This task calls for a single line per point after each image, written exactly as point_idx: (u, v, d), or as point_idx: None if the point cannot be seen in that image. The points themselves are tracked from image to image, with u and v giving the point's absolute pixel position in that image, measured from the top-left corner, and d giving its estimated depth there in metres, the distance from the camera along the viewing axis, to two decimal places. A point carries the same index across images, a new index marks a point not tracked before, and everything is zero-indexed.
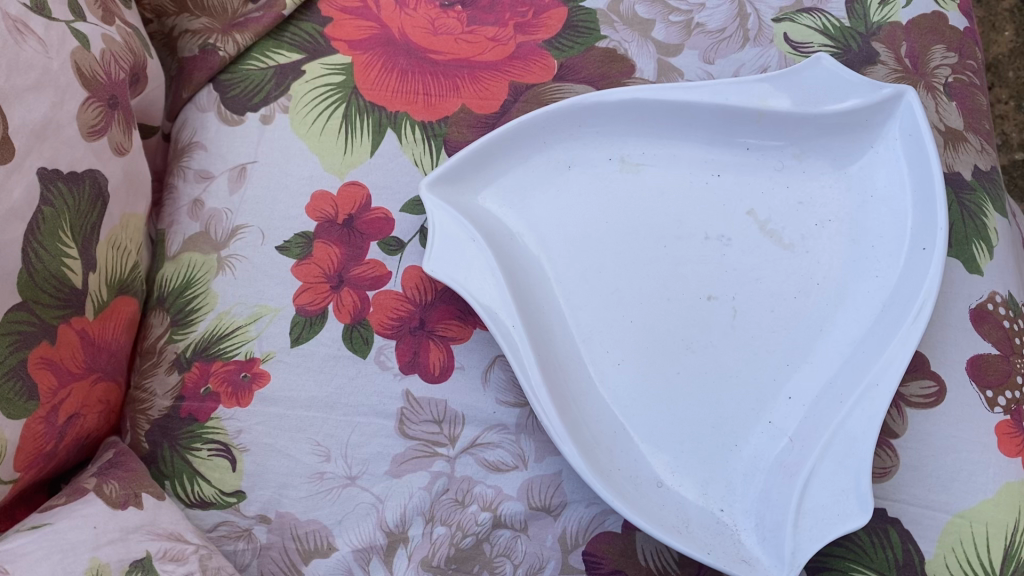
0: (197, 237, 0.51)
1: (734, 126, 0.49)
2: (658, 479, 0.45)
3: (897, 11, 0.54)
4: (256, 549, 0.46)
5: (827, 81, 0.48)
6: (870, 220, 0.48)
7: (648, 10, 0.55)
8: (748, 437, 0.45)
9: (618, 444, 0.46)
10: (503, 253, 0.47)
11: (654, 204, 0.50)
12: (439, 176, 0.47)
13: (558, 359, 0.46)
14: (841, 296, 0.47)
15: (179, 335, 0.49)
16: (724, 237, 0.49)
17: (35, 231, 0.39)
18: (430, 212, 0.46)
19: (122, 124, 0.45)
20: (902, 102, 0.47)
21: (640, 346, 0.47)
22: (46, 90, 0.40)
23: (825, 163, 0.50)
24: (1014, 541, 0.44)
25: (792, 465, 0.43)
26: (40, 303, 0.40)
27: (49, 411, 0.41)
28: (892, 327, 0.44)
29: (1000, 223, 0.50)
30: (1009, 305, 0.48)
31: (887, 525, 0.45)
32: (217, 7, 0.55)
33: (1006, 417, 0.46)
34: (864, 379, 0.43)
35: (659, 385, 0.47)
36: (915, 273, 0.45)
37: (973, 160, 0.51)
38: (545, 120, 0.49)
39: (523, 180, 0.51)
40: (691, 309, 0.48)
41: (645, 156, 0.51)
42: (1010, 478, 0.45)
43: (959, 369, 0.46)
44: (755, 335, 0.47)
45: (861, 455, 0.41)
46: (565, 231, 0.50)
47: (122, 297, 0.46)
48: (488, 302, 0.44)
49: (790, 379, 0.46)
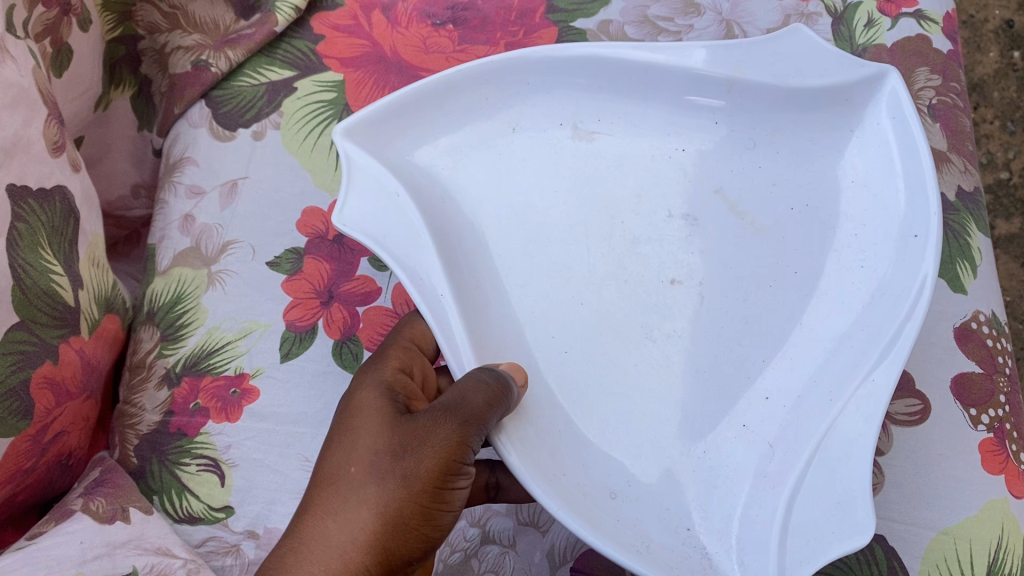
0: (187, 252, 0.52)
1: (695, 89, 0.49)
2: (611, 490, 0.41)
3: (882, 33, 0.55)
4: (243, 565, 0.45)
5: (806, 48, 0.47)
6: (850, 205, 0.47)
7: (638, 31, 0.56)
8: (723, 450, 0.43)
9: (571, 443, 0.43)
10: (433, 217, 0.45)
11: (603, 178, 0.50)
12: (358, 124, 0.45)
13: (496, 339, 0.44)
14: (823, 276, 0.46)
15: (169, 350, 0.49)
16: (690, 216, 0.49)
17: (17, 246, 0.39)
18: (343, 166, 0.44)
19: (68, 139, 0.46)
20: (885, 86, 0.46)
21: (588, 329, 0.46)
22: (19, 109, 0.40)
23: (792, 148, 0.49)
24: (997, 558, 0.44)
25: (766, 479, 0.41)
26: (36, 322, 0.40)
27: (38, 429, 0.41)
28: (882, 319, 0.42)
29: (983, 242, 0.51)
30: (992, 323, 0.49)
31: (873, 542, 0.45)
32: (209, 23, 0.56)
33: (989, 435, 0.46)
34: (855, 385, 0.40)
35: (609, 373, 0.45)
36: (909, 262, 0.43)
37: (957, 181, 0.52)
38: (486, 71, 0.48)
39: (467, 142, 0.50)
40: (654, 295, 0.47)
41: (600, 123, 0.51)
42: (994, 495, 0.45)
43: (943, 387, 0.47)
44: (721, 322, 0.46)
45: (860, 472, 0.38)
46: (512, 206, 0.49)
47: (108, 315, 0.48)
48: (412, 264, 0.41)
49: (765, 376, 0.45)
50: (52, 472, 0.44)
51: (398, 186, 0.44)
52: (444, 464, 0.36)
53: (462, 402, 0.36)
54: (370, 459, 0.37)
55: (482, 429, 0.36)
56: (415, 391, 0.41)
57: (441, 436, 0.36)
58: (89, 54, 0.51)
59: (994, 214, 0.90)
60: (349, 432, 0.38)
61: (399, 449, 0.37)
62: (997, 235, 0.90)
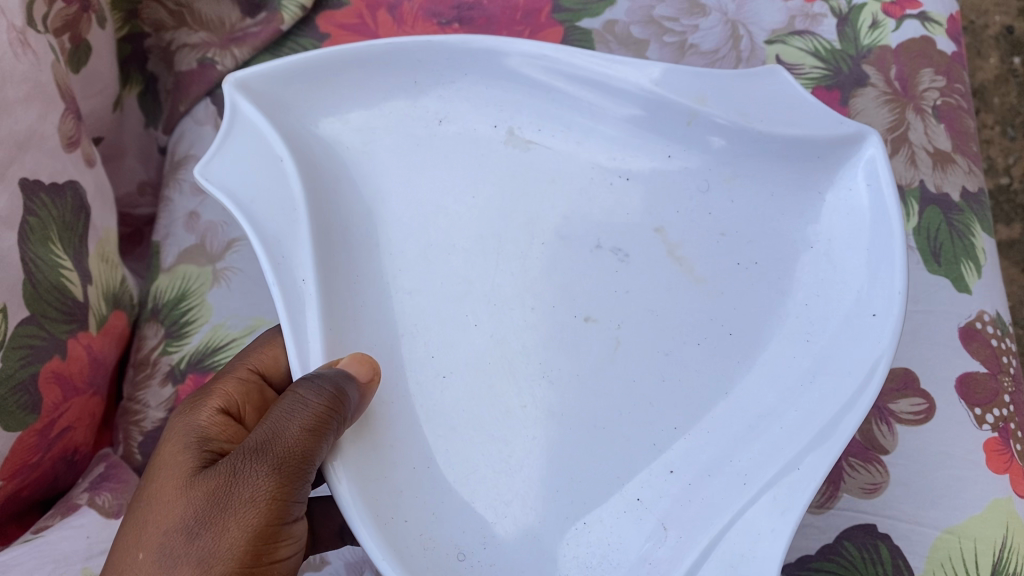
0: (192, 249, 0.52)
1: (662, 121, 0.43)
2: (457, 552, 0.35)
3: (887, 34, 0.55)
4: None
5: (771, 92, 0.41)
6: (805, 270, 0.41)
7: (643, 31, 0.56)
8: (599, 523, 0.37)
9: (433, 504, 0.36)
10: (320, 199, 0.41)
11: (524, 195, 0.44)
12: (256, 80, 0.41)
13: (364, 347, 0.39)
14: (760, 342, 0.40)
15: (174, 347, 0.49)
16: (622, 253, 0.43)
17: (27, 240, 0.39)
18: (226, 114, 0.40)
19: (83, 135, 0.46)
20: (864, 151, 0.40)
21: (479, 360, 0.40)
22: (35, 103, 0.40)
23: (759, 192, 0.42)
24: (1002, 558, 0.44)
25: (662, 563, 0.35)
26: (48, 316, 0.40)
27: (45, 424, 0.41)
28: (826, 400, 0.36)
29: (987, 243, 0.52)
30: (996, 323, 0.49)
31: (877, 540, 0.45)
32: (214, 22, 0.55)
33: (994, 434, 0.46)
34: (777, 462, 0.35)
35: (490, 418, 0.39)
36: (864, 342, 0.37)
37: (961, 182, 0.52)
38: (413, 56, 0.43)
39: (382, 126, 0.44)
40: (569, 335, 0.41)
41: (540, 133, 0.45)
42: (999, 494, 0.45)
43: (948, 386, 0.47)
44: (636, 374, 0.40)
45: (766, 555, 0.32)
46: (420, 208, 0.43)
47: (115, 311, 0.48)
48: (273, 234, 0.38)
49: (672, 448, 0.38)
50: (58, 467, 0.44)
51: (284, 150, 0.40)
52: (262, 525, 0.31)
53: (275, 437, 0.32)
54: (166, 536, 0.31)
55: (310, 464, 0.32)
56: (239, 427, 0.36)
57: (244, 490, 0.31)
58: (104, 53, 0.51)
59: (995, 220, 0.89)
60: (151, 492, 0.33)
61: (202, 522, 0.31)
62: (998, 241, 0.89)
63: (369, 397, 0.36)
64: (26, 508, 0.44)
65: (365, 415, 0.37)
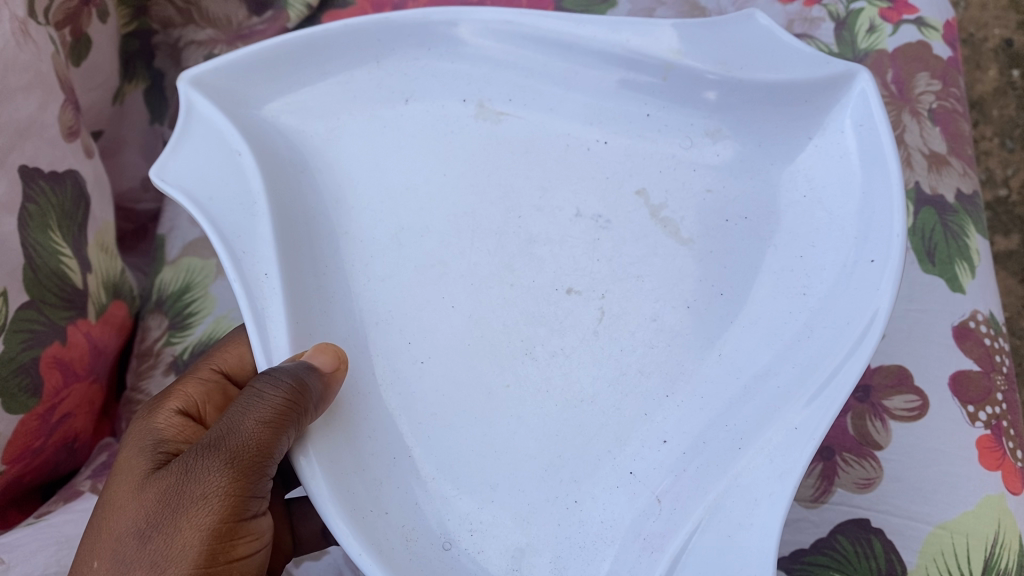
0: (196, 243, 0.53)
1: (636, 77, 0.44)
2: (444, 538, 0.36)
3: (883, 38, 0.56)
4: None
5: (758, 37, 0.42)
6: (794, 221, 0.41)
7: None
8: (597, 500, 0.37)
9: (409, 495, 0.36)
10: (281, 188, 0.41)
11: (506, 167, 0.44)
12: (210, 76, 0.42)
13: (336, 338, 0.39)
14: (750, 296, 0.40)
15: (177, 338, 0.50)
16: (601, 218, 0.43)
17: (27, 226, 0.40)
18: (182, 115, 0.41)
19: (82, 126, 0.47)
20: (855, 86, 0.41)
21: (456, 341, 0.40)
22: (35, 92, 0.41)
23: (746, 143, 0.43)
24: (993, 553, 0.44)
25: (655, 537, 0.35)
26: (46, 302, 0.41)
27: (47, 409, 0.41)
28: (827, 345, 0.37)
29: (981, 244, 0.52)
30: (989, 323, 0.50)
31: (870, 535, 0.45)
32: (221, 19, 0.56)
33: (986, 431, 0.47)
34: (774, 421, 0.35)
35: (472, 399, 0.39)
36: (859, 289, 0.37)
37: (956, 183, 0.53)
38: (373, 31, 0.44)
39: (343, 111, 0.45)
40: (543, 303, 0.41)
41: (510, 104, 0.45)
42: (990, 490, 0.45)
43: (941, 384, 0.48)
44: (623, 345, 0.40)
45: (764, 523, 0.32)
46: (383, 184, 0.43)
47: (115, 301, 0.48)
48: (230, 227, 0.38)
49: (664, 418, 0.38)
50: (60, 455, 0.44)
51: (241, 144, 0.40)
52: (218, 520, 0.31)
53: (230, 433, 0.32)
54: (119, 544, 0.31)
55: (267, 459, 0.32)
56: (198, 428, 0.37)
57: (195, 487, 0.31)
58: (105, 46, 0.52)
59: (992, 230, 0.89)
60: (106, 499, 0.33)
61: (153, 526, 0.31)
62: (995, 251, 0.89)
63: (336, 387, 0.35)
64: (28, 494, 0.44)
65: (332, 409, 0.36)
